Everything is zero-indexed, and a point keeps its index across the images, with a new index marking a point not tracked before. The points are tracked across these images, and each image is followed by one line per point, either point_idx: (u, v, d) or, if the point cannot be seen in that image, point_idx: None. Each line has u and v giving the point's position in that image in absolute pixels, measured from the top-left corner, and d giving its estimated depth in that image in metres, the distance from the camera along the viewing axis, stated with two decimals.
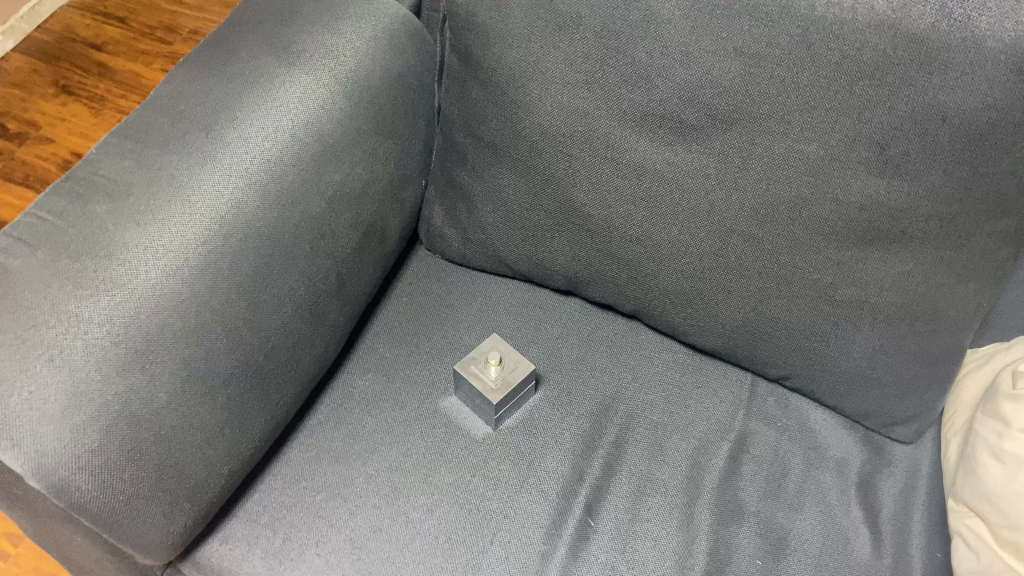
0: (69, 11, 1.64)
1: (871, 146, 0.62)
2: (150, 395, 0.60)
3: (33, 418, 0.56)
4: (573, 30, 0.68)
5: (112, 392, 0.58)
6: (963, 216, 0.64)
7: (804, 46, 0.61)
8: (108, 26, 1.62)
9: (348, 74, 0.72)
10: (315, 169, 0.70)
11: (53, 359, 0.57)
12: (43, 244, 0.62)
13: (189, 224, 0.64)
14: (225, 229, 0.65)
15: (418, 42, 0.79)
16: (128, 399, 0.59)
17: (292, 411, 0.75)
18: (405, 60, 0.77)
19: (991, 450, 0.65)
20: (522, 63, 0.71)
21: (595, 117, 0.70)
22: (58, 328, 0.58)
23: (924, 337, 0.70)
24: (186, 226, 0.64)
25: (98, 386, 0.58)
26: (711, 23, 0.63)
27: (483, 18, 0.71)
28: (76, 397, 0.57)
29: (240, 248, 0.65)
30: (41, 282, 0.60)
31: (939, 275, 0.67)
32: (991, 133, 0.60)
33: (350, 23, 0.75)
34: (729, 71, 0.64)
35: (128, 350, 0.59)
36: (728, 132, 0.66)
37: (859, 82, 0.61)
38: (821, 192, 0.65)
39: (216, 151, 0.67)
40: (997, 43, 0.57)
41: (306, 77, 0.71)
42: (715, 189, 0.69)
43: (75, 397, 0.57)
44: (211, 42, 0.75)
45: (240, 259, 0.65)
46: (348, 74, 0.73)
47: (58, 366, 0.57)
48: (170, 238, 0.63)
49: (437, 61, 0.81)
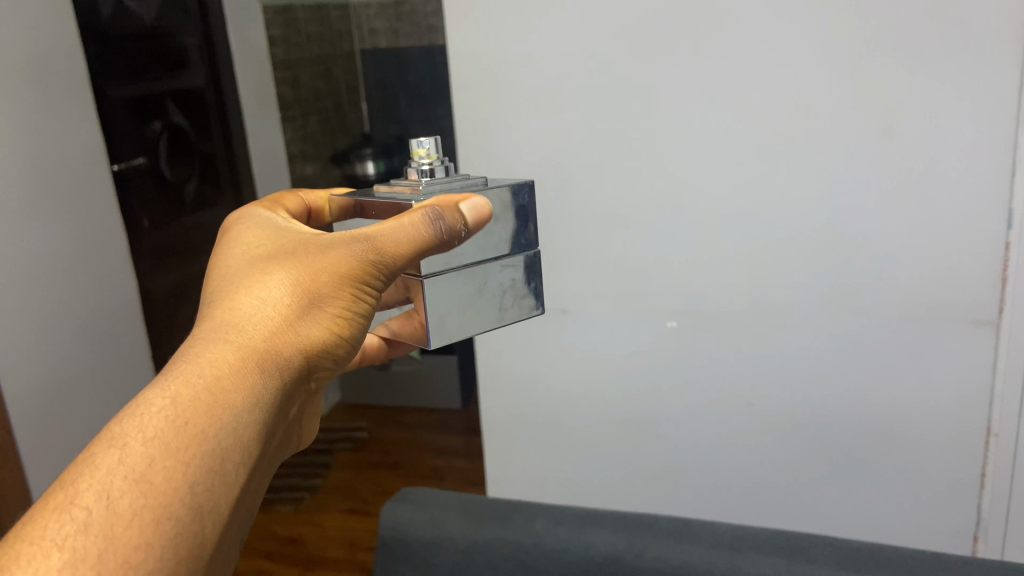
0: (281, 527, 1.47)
1: (816, 427, 0.87)
2: (455, 299, 0.46)
3: (506, 282, 0.47)
4: (647, 529, 0.63)
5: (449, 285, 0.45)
6: (797, 478, 0.90)
7: (769, 301, 0.84)
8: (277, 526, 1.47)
9: (653, 549, 0.62)
10: (623, 543, 0.63)
11: (474, 300, 0.46)
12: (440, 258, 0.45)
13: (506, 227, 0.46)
14: (499, 226, 0.46)
15: (501, 546, 0.65)
16: (446, 308, 0.45)
17: (190, 477, 0.36)
18: (478, 549, 0.65)
19: (907, 496, 0.86)
20: (580, 522, 0.65)
21: (665, 526, 0.64)
22: (472, 269, 0.46)
23: (865, 465, 0.87)
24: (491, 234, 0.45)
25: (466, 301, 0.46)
26: (726, 288, 0.85)
27: (683, 544, 0.62)
28: (474, 289, 0.46)
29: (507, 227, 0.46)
30: (448, 278, 0.45)
31: (813, 502, 0.90)
32: (886, 416, 0.84)
33: (624, 538, 0.63)
34: (746, 327, 0.85)
35: (480, 282, 0.46)
36: (665, 357, 0.89)
37: (829, 292, 0.81)
38: (801, 412, 0.87)
39: (578, 517, 0.67)
40: (940, 376, 0.81)
41: (669, 542, 0.61)
42: (713, 375, 0.88)
43: (502, 284, 0.47)
44: (459, 545, 0.66)
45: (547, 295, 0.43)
46: (699, 552, 0.61)
47: (482, 296, 0.46)
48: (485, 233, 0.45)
49: (485, 565, 0.65)
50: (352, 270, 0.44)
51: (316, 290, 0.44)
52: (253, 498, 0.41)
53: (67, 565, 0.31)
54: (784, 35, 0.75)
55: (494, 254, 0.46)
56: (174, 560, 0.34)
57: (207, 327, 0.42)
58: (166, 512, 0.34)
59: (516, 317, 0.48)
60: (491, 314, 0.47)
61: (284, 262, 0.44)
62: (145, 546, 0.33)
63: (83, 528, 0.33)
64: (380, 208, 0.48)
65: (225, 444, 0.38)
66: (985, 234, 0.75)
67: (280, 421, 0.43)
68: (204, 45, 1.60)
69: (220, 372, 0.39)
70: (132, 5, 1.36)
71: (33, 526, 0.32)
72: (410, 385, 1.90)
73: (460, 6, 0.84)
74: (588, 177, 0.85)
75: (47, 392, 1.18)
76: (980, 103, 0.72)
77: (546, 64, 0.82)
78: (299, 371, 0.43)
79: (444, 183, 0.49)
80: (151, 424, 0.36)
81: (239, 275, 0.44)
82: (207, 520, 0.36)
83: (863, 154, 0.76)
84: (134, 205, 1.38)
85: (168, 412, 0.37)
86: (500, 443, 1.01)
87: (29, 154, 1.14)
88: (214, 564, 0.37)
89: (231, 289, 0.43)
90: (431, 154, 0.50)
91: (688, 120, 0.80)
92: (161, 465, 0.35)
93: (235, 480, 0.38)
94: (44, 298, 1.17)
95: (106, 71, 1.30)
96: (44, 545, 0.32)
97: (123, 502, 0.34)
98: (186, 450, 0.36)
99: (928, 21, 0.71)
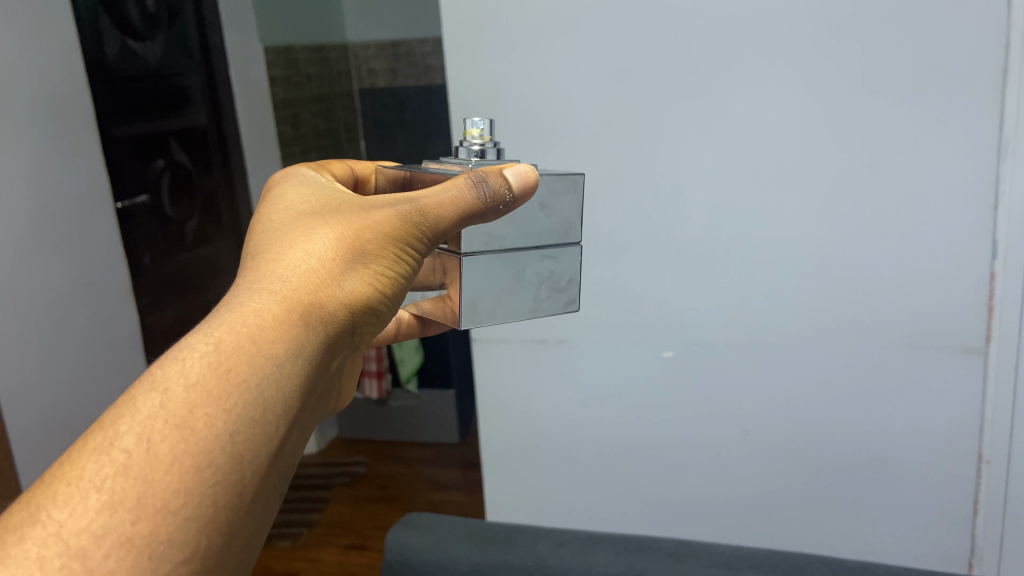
0: (280, 561, 1.47)
1: (811, 454, 0.88)
2: (491, 283, 0.50)
3: (541, 272, 0.51)
4: (645, 549, 0.65)
5: (488, 268, 0.50)
6: (792, 505, 0.91)
7: (765, 332, 0.85)
8: (274, 560, 1.46)
9: (652, 567, 0.63)
10: (624, 563, 0.64)
11: (510, 284, 0.50)
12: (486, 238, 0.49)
13: (549, 220, 0.50)
14: (544, 217, 0.50)
15: (504, 568, 0.66)
16: (481, 289, 0.50)
17: (230, 425, 0.36)
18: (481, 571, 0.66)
19: (901, 522, 0.88)
20: (581, 545, 0.67)
21: (664, 546, 0.65)
22: (512, 255, 0.50)
23: (860, 491, 0.88)
24: (534, 224, 0.50)
25: (501, 284, 0.50)
26: (722, 320, 0.86)
27: (682, 564, 0.63)
28: (510, 275, 0.50)
29: (550, 220, 0.50)
30: (488, 261, 0.49)
31: (807, 529, 0.91)
32: (880, 443, 0.86)
33: (624, 560, 0.64)
34: (740, 356, 0.87)
35: (516, 269, 0.50)
36: (664, 386, 0.91)
37: (823, 321, 0.83)
38: (797, 439, 0.88)
39: (580, 540, 0.68)
40: (933, 403, 0.83)
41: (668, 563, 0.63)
42: (710, 404, 0.90)
43: (537, 274, 0.51)
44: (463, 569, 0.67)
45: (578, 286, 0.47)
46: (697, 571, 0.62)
47: (516, 282, 0.51)
48: (528, 223, 0.50)
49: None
50: (395, 231, 0.46)
51: (358, 248, 0.46)
52: (293, 451, 0.41)
53: (107, 507, 0.32)
54: (778, 72, 0.77)
55: (533, 240, 0.50)
56: (212, 506, 0.35)
57: (250, 277, 0.43)
58: (207, 458, 0.35)
59: (548, 308, 0.52)
60: (524, 302, 0.51)
61: (330, 219, 0.46)
62: (183, 490, 0.34)
63: (122, 470, 0.33)
64: (423, 180, 0.54)
65: (266, 395, 0.38)
66: (971, 265, 0.77)
67: (322, 375, 0.44)
68: (207, 85, 1.63)
69: (262, 320, 0.40)
70: (136, 47, 1.39)
71: (73, 465, 0.34)
72: (409, 419, 1.90)
73: (458, 47, 0.86)
74: (591, 210, 0.87)
75: (49, 424, 1.19)
76: (966, 138, 0.74)
77: (542, 102, 0.85)
78: (341, 325, 0.44)
79: (493, 162, 0.54)
80: (193, 370, 0.37)
81: (285, 230, 0.46)
82: (246, 469, 0.37)
83: (851, 189, 0.78)
84: (136, 240, 1.40)
85: (211, 359, 0.38)
86: (498, 476, 1.02)
87: (34, 191, 1.16)
88: (252, 513, 0.38)
89: (275, 243, 0.45)
90: (483, 135, 0.55)
91: (680, 156, 0.83)
92: (203, 411, 0.36)
93: (276, 431, 0.39)
94: (47, 332, 1.18)
95: (111, 112, 1.33)
96: (82, 487, 0.33)
97: (162, 446, 0.34)
98: (227, 398, 0.37)
99: (911, 60, 0.74)
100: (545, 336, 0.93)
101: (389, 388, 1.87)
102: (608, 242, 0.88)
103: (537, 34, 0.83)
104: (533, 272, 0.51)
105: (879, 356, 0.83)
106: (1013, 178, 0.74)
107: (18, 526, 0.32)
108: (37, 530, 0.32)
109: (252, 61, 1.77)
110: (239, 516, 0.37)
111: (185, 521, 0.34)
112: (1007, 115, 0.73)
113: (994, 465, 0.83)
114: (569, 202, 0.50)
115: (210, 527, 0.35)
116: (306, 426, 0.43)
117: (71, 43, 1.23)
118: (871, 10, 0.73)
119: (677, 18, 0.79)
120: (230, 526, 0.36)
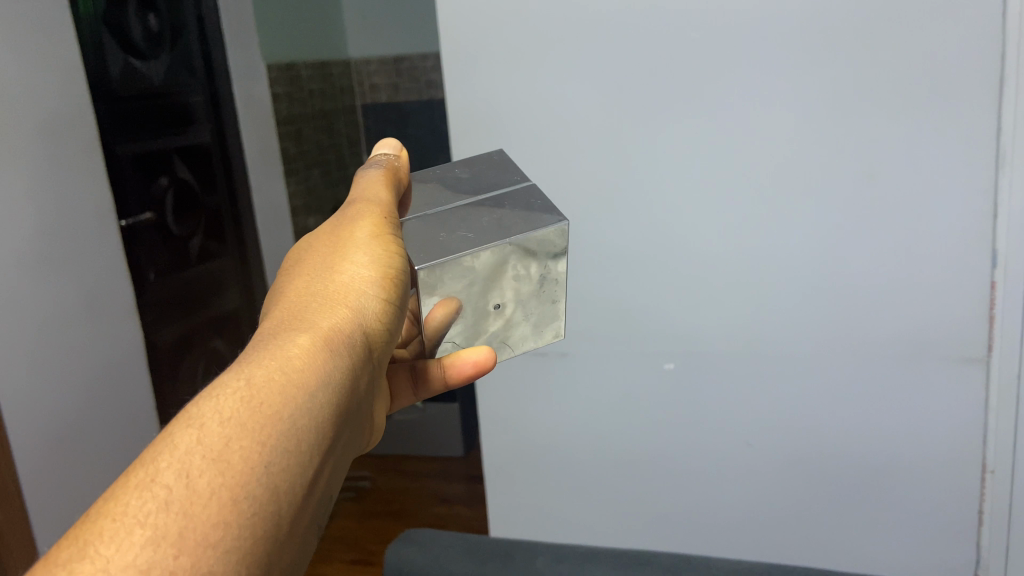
0: None
1: (811, 466, 0.88)
2: (441, 235, 0.50)
3: (494, 222, 0.51)
4: (645, 563, 0.65)
5: (429, 227, 0.51)
6: (794, 517, 0.91)
7: (762, 345, 0.86)
8: None
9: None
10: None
11: (466, 235, 0.50)
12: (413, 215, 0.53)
13: (460, 190, 0.55)
14: (450, 190, 0.56)
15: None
16: (430, 240, 0.50)
17: (269, 456, 0.33)
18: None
19: (904, 533, 0.87)
20: (582, 558, 0.67)
21: (666, 559, 0.65)
22: (452, 218, 0.52)
23: (862, 502, 0.88)
24: (447, 195, 0.55)
25: (450, 233, 0.50)
26: (720, 333, 0.87)
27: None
28: (458, 228, 0.51)
29: (461, 189, 0.55)
30: (428, 225, 0.52)
31: (810, 541, 0.91)
32: (880, 454, 0.86)
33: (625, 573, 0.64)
34: (739, 369, 0.87)
35: (463, 223, 0.51)
36: (664, 399, 0.91)
37: (821, 333, 0.83)
38: (797, 450, 0.88)
39: (583, 554, 0.68)
40: (935, 413, 0.82)
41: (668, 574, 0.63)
42: (711, 417, 0.90)
43: (495, 224, 0.51)
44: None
45: (501, 238, 0.49)
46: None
47: (471, 231, 0.50)
48: (441, 198, 0.55)
49: None
50: (397, 249, 0.47)
51: (368, 267, 0.45)
52: (324, 492, 0.38)
53: (151, 542, 0.28)
54: (773, 83, 0.78)
55: (459, 201, 0.54)
56: (250, 541, 0.31)
57: (275, 322, 0.41)
58: (243, 490, 0.32)
59: (526, 245, 0.50)
60: (491, 228, 0.50)
61: (345, 257, 0.45)
62: (224, 524, 0.30)
63: (165, 506, 0.29)
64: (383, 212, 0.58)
65: (300, 425, 0.35)
66: (971, 273, 0.77)
67: (355, 408, 0.41)
68: (211, 102, 1.65)
69: (291, 354, 0.38)
70: (139, 66, 1.41)
71: (113, 502, 0.29)
72: (413, 433, 1.91)
73: (455, 62, 0.87)
74: (589, 225, 0.88)
75: (54, 440, 1.19)
76: (963, 147, 0.74)
77: (540, 116, 0.86)
78: (366, 353, 0.42)
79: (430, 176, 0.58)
80: (227, 406, 0.34)
81: (301, 279, 0.44)
82: (282, 501, 0.33)
83: (848, 201, 0.79)
84: (141, 257, 1.41)
85: (243, 393, 0.35)
86: (501, 490, 1.02)
87: (39, 207, 1.17)
88: (285, 556, 0.34)
89: (293, 290, 0.43)
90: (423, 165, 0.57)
91: (676, 169, 0.83)
92: (239, 444, 0.33)
93: (311, 462, 0.36)
94: (50, 349, 1.19)
95: (114, 129, 1.34)
96: (127, 522, 0.28)
97: (201, 481, 0.31)
98: (262, 430, 0.34)
99: (905, 68, 0.74)
100: (545, 349, 0.93)
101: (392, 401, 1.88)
102: (607, 256, 0.88)
103: (535, 48, 0.84)
104: (487, 223, 0.51)
105: (878, 368, 0.83)
106: (1012, 186, 0.74)
107: (65, 561, 0.27)
108: (84, 566, 0.27)
109: (253, 79, 1.78)
110: (274, 554, 0.33)
111: (226, 553, 0.30)
112: (1005, 123, 0.73)
113: (1000, 474, 0.82)
114: (472, 178, 0.56)
115: (248, 564, 0.31)
116: (340, 466, 0.40)
117: (73, 60, 1.24)
118: (867, 21, 0.73)
119: (676, 30, 0.79)
120: (264, 564, 0.32)
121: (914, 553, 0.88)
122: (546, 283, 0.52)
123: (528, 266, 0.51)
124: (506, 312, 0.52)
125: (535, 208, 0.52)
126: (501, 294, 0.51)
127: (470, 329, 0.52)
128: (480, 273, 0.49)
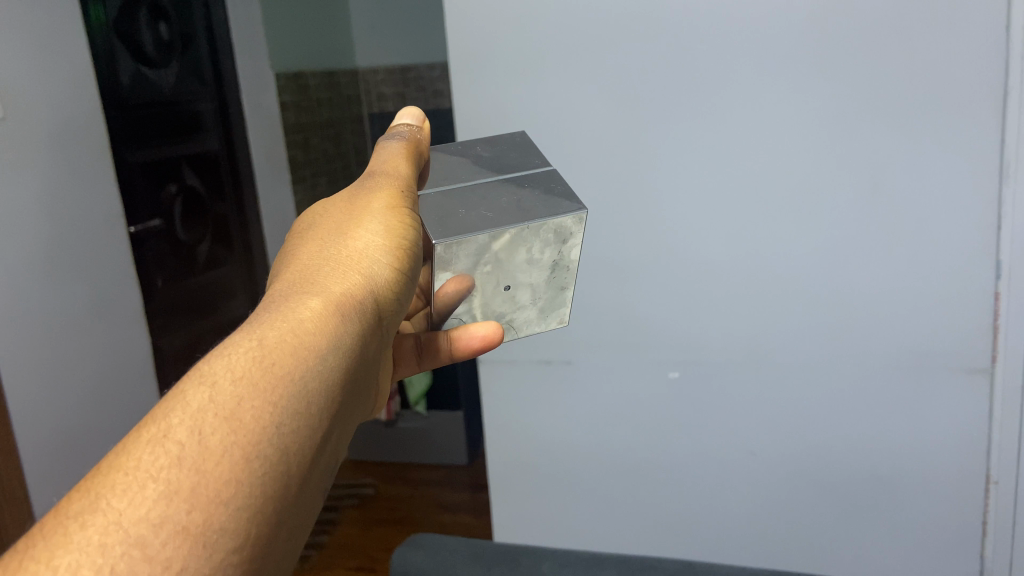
0: None
1: (814, 475, 0.89)
2: (459, 212, 0.50)
3: (514, 201, 0.50)
4: (649, 570, 0.65)
5: (447, 202, 0.51)
6: (797, 526, 0.91)
7: (765, 355, 0.86)
8: None
9: None
10: None
11: (484, 212, 0.49)
12: (432, 188, 0.53)
13: (482, 165, 0.55)
14: (471, 164, 0.55)
15: None
16: (448, 216, 0.49)
17: (282, 417, 0.31)
18: None
19: (908, 543, 0.87)
20: (587, 565, 0.67)
21: (671, 567, 0.66)
22: (471, 194, 0.52)
23: (866, 511, 0.88)
24: (467, 169, 0.54)
25: (469, 211, 0.50)
26: (724, 342, 0.87)
27: None
28: (477, 204, 0.50)
29: (481, 165, 0.55)
30: (447, 199, 0.51)
31: (814, 551, 0.91)
32: (884, 464, 0.86)
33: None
34: (742, 379, 0.88)
35: (483, 201, 0.51)
36: (668, 408, 0.91)
37: (824, 343, 0.84)
38: (800, 459, 0.88)
39: (588, 560, 0.68)
40: (938, 423, 0.83)
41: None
42: (714, 427, 0.90)
43: (514, 204, 0.50)
44: None
45: (520, 219, 0.49)
46: None
47: (490, 209, 0.50)
48: (461, 172, 0.54)
49: None
50: (410, 222, 0.45)
51: (381, 238, 0.43)
52: (334, 457, 0.36)
53: (164, 496, 0.27)
54: (777, 94, 0.78)
55: (481, 177, 0.53)
56: (262, 500, 0.29)
57: (286, 287, 0.39)
58: (256, 448, 0.30)
59: (544, 230, 0.49)
60: (510, 209, 0.50)
61: (358, 226, 0.44)
62: (235, 482, 0.29)
63: (177, 461, 0.28)
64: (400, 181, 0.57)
65: (312, 388, 0.34)
66: (974, 284, 0.78)
67: (364, 378, 0.39)
68: (221, 110, 1.66)
69: (304, 316, 0.36)
70: (149, 73, 1.42)
71: (124, 457, 0.27)
72: (417, 441, 1.91)
73: (464, 76, 0.88)
74: (594, 236, 0.88)
75: (60, 442, 1.20)
76: (966, 158, 0.75)
77: (547, 126, 0.86)
78: (377, 323, 0.40)
79: (449, 148, 0.57)
80: (239, 365, 0.32)
81: (312, 246, 0.43)
82: (295, 464, 0.31)
83: (852, 210, 0.79)
84: (149, 264, 1.42)
85: (256, 353, 0.33)
86: (506, 498, 1.02)
87: (48, 212, 1.18)
88: (294, 521, 0.32)
89: (305, 258, 0.41)
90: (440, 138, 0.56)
91: (681, 180, 0.84)
92: (251, 403, 0.31)
93: (322, 427, 0.34)
94: (57, 352, 1.19)
95: (125, 137, 1.35)
96: (139, 476, 0.27)
97: (213, 438, 0.29)
98: (274, 391, 0.32)
99: (909, 81, 0.74)
100: (550, 359, 0.94)
101: (396, 409, 1.88)
102: (612, 265, 0.89)
103: (542, 60, 0.85)
104: (506, 202, 0.50)
105: (881, 378, 0.83)
106: (1015, 199, 0.74)
107: (78, 512, 0.26)
108: (97, 517, 0.25)
109: (263, 89, 1.78)
110: (284, 518, 0.31)
111: (237, 512, 0.28)
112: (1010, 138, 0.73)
113: (1003, 485, 0.82)
114: (493, 155, 0.56)
115: (261, 523, 0.29)
116: (348, 437, 0.38)
117: (86, 71, 1.26)
118: (870, 37, 0.74)
119: (681, 43, 0.80)
120: (276, 525, 0.30)
121: (917, 563, 0.88)
122: (558, 270, 0.52)
123: (543, 253, 0.50)
124: (515, 294, 0.52)
125: (556, 192, 0.51)
126: (513, 277, 0.51)
127: (481, 306, 0.52)
128: (495, 254, 0.49)
